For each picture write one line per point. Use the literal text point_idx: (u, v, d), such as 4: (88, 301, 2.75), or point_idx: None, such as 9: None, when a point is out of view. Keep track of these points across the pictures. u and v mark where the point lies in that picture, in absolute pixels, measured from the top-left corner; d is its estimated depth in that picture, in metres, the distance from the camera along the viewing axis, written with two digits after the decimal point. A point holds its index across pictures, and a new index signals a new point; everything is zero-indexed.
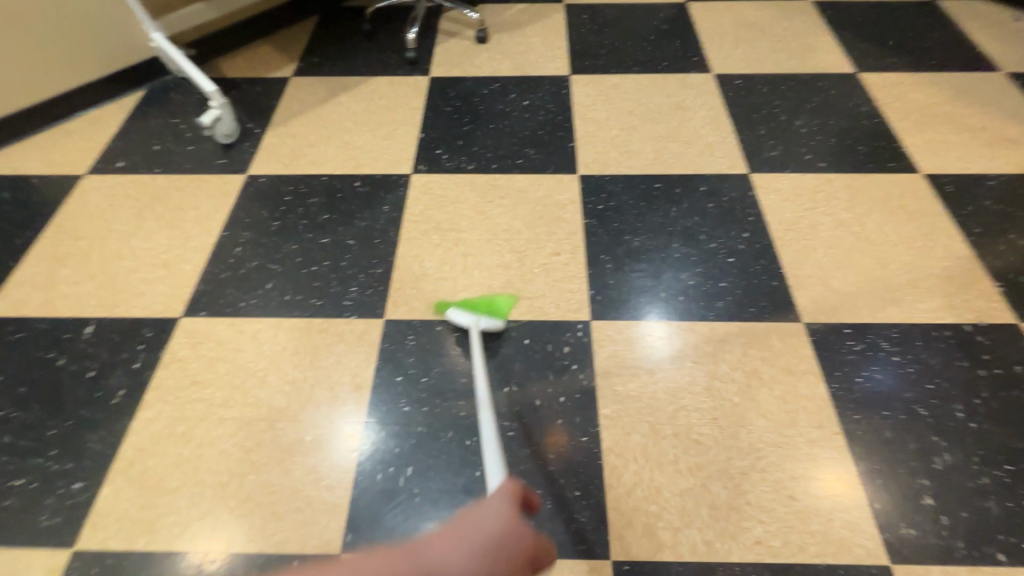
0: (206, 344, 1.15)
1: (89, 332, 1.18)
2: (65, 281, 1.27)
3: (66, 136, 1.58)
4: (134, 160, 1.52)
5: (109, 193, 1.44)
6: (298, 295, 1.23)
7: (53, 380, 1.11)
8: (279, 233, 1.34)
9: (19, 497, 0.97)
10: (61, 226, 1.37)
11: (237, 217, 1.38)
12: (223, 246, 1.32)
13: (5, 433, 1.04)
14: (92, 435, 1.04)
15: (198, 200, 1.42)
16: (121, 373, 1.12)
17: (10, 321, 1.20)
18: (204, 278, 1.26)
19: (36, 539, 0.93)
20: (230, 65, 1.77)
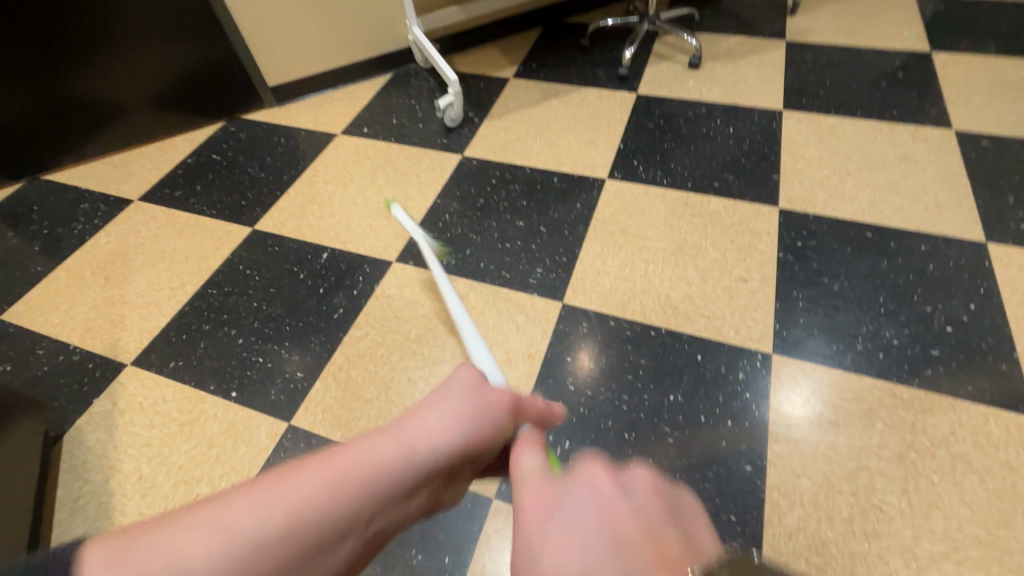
0: (410, 289, 1.33)
1: (324, 257, 1.42)
2: (313, 213, 1.55)
3: (331, 102, 1.93)
4: (376, 129, 1.80)
5: (354, 151, 1.73)
6: (490, 265, 1.36)
7: (293, 288, 1.36)
8: (482, 209, 1.50)
9: (258, 371, 1.21)
10: (316, 170, 1.68)
11: (449, 188, 1.57)
12: (435, 211, 1.51)
13: (255, 320, 1.30)
14: (315, 338, 1.26)
15: (420, 169, 1.64)
16: (342, 295, 1.34)
17: (271, 236, 1.49)
18: (416, 234, 1.46)
19: (265, 406, 1.15)
20: (463, 62, 2.02)
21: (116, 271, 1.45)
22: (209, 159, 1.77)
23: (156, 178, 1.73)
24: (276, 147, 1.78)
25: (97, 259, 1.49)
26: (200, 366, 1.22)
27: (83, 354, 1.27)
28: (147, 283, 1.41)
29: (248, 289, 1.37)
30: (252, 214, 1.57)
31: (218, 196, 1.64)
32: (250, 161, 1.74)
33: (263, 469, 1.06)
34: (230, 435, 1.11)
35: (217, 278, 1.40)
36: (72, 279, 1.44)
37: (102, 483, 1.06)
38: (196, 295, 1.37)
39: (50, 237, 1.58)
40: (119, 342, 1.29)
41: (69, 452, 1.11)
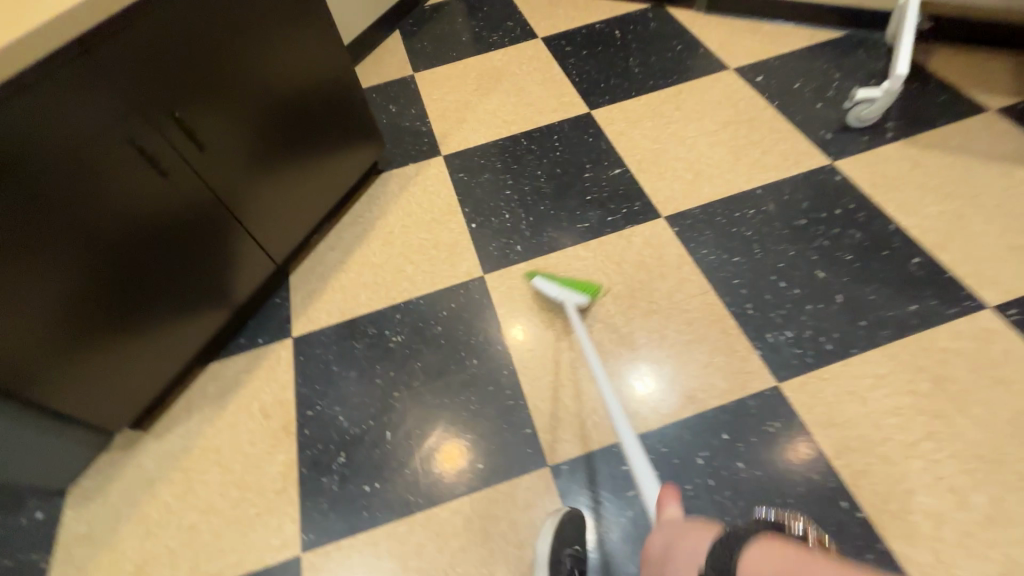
0: (652, 251, 1.23)
1: (615, 173, 1.41)
2: (641, 128, 1.50)
3: (753, 34, 1.72)
4: (770, 83, 1.55)
5: (727, 94, 1.54)
6: (743, 288, 1.14)
7: (572, 181, 1.41)
8: (794, 231, 1.21)
9: (498, 223, 1.36)
10: (679, 91, 1.58)
11: (781, 187, 1.30)
12: (745, 199, 1.29)
13: (527, 184, 1.43)
14: (550, 231, 1.32)
15: (772, 148, 1.38)
16: (599, 214, 1.33)
17: (595, 126, 1.53)
18: (704, 207, 1.29)
19: (479, 251, 1.31)
20: (944, 60, 1.48)
21: (486, 85, 1.73)
22: (611, 33, 1.83)
23: (565, 27, 1.89)
24: (668, 51, 1.72)
25: (484, 69, 1.79)
26: (472, 189, 1.44)
27: (428, 130, 1.62)
28: (494, 106, 1.65)
29: (544, 157, 1.48)
30: (599, 99, 1.61)
31: (590, 68, 1.72)
32: (638, 52, 1.74)
33: (443, 289, 1.24)
34: (447, 250, 1.32)
35: (533, 134, 1.55)
36: (461, 73, 1.79)
37: (373, 217, 1.42)
38: (512, 137, 1.55)
39: (475, 35, 1.95)
40: (449, 137, 1.59)
41: (376, 185, 1.50)
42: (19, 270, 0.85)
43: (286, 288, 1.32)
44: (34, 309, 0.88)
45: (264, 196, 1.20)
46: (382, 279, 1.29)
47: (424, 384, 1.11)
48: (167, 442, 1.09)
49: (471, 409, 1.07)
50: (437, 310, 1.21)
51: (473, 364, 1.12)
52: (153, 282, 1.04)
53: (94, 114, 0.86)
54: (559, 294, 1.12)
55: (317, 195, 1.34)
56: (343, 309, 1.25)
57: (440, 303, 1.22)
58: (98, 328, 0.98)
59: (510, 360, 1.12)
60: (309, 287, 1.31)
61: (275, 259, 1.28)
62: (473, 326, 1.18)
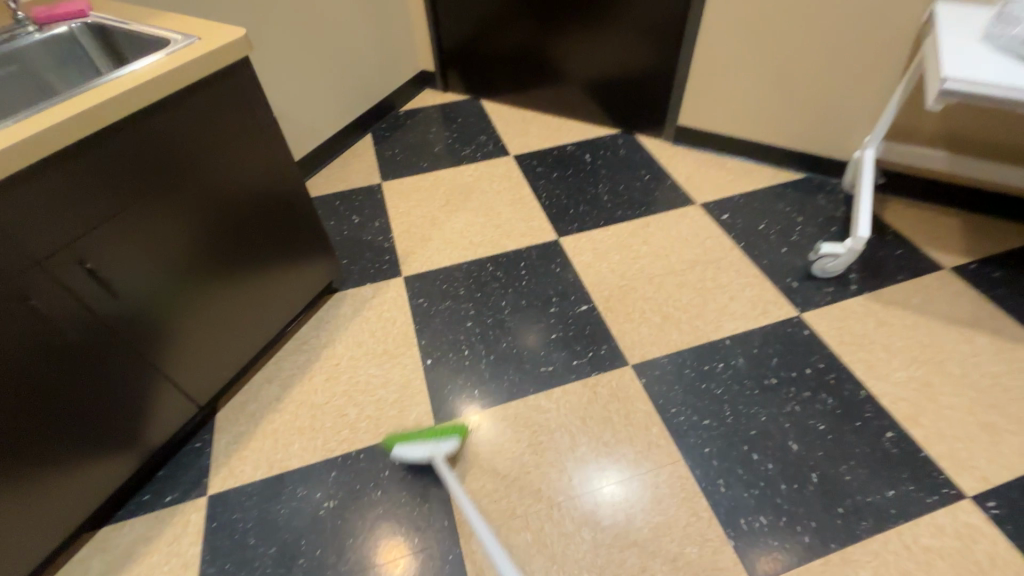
0: (618, 405, 1.15)
1: (581, 310, 1.35)
2: (609, 261, 1.47)
3: (718, 169, 1.77)
4: (735, 222, 1.57)
5: (695, 231, 1.55)
6: (713, 458, 1.06)
7: (537, 316, 1.35)
8: (765, 392, 1.16)
9: (456, 361, 1.26)
10: (647, 224, 1.58)
11: (750, 339, 1.26)
12: (714, 350, 1.24)
13: (490, 316, 1.35)
14: (511, 373, 1.23)
15: (741, 295, 1.36)
16: (563, 357, 1.25)
17: (563, 256, 1.49)
18: (673, 356, 1.23)
19: (432, 394, 1.20)
20: (898, 214, 1.54)
21: (455, 201, 1.70)
22: (582, 156, 1.86)
23: (537, 147, 1.92)
24: (637, 180, 1.75)
25: (454, 183, 1.77)
26: (430, 318, 1.35)
27: (390, 246, 1.56)
28: (461, 226, 1.61)
29: (509, 286, 1.42)
30: (568, 225, 1.59)
31: (560, 192, 1.72)
32: (607, 179, 1.76)
33: (388, 442, 1.12)
34: (397, 391, 1.20)
35: (500, 259, 1.50)
36: (431, 187, 1.76)
37: (320, 345, 1.31)
38: (478, 261, 1.50)
39: (448, 148, 1.95)
40: (412, 256, 1.53)
41: (328, 307, 1.40)
42: None
43: (209, 429, 1.16)
44: None
45: (210, 316, 1.10)
46: (321, 424, 1.15)
47: (354, 568, 0.95)
48: None
49: None
50: (379, 469, 1.08)
51: (414, 543, 0.98)
52: (60, 420, 0.90)
53: (17, 247, 0.77)
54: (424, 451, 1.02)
55: (256, 324, 1.22)
56: (271, 461, 1.10)
57: (383, 461, 1.09)
58: None
59: (455, 541, 0.98)
60: (236, 429, 1.16)
61: (201, 399, 1.14)
62: (417, 492, 1.05)
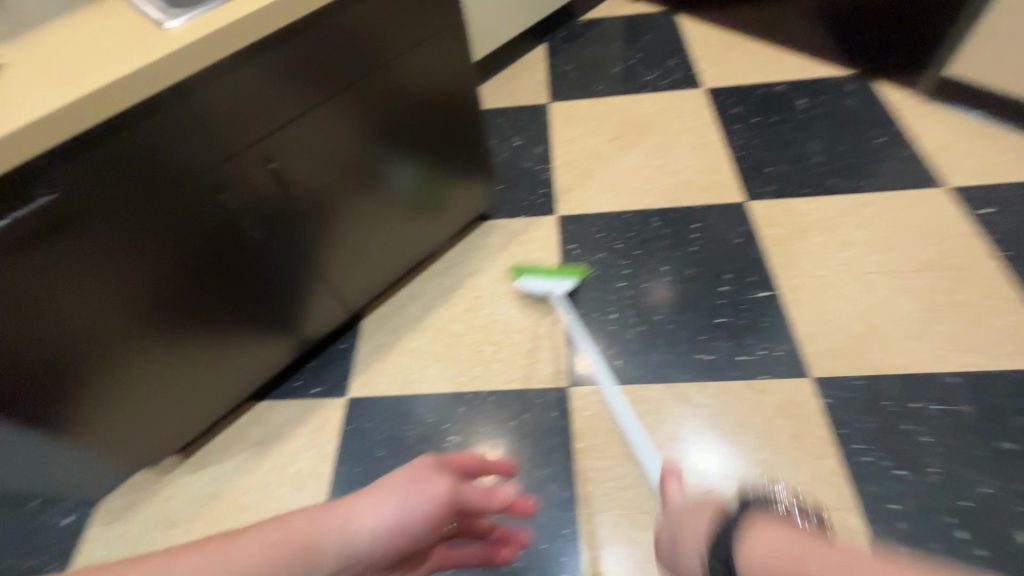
0: (785, 421, 0.97)
1: (759, 295, 1.14)
2: (806, 242, 1.21)
3: (990, 142, 1.32)
4: (1000, 221, 1.18)
5: (935, 223, 1.20)
6: (901, 520, 0.86)
7: (703, 291, 1.17)
8: (994, 458, 0.90)
9: (602, 322, 1.15)
10: (867, 203, 1.25)
11: (987, 383, 0.97)
12: (930, 385, 0.98)
13: (648, 280, 1.20)
14: (662, 352, 1.10)
15: (985, 321, 1.04)
16: (726, 347, 1.08)
17: (747, 224, 1.26)
18: (870, 380, 1.00)
19: (571, 353, 1.11)
20: None
21: (628, 136, 1.49)
22: (794, 100, 1.50)
23: (738, 82, 1.59)
24: (863, 142, 1.38)
25: (630, 114, 1.55)
26: (581, 268, 1.24)
27: (549, 178, 1.43)
28: (630, 166, 1.42)
29: (675, 249, 1.24)
30: (760, 188, 1.32)
31: (757, 143, 1.42)
32: (824, 135, 1.41)
33: (520, 393, 1.07)
34: (535, 339, 1.14)
35: (670, 215, 1.30)
36: (602, 114, 1.56)
37: (465, 272, 1.27)
38: (643, 212, 1.32)
39: (628, 69, 1.70)
40: (570, 193, 1.39)
41: (477, 233, 1.34)
42: (99, 283, 0.77)
43: (355, 333, 1.21)
44: (88, 329, 0.79)
45: (370, 227, 1.09)
46: (456, 356, 1.14)
47: None
48: (200, 480, 1.04)
49: (514, 566, 0.90)
50: (506, 419, 1.05)
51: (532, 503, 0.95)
52: (232, 301, 0.95)
53: (216, 136, 0.77)
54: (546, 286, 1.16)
55: (411, 241, 1.20)
56: (406, 381, 1.12)
57: (511, 412, 1.05)
58: (171, 341, 0.90)
59: (571, 515, 0.93)
60: (378, 340, 1.19)
61: (354, 305, 1.17)
62: (539, 452, 1.01)
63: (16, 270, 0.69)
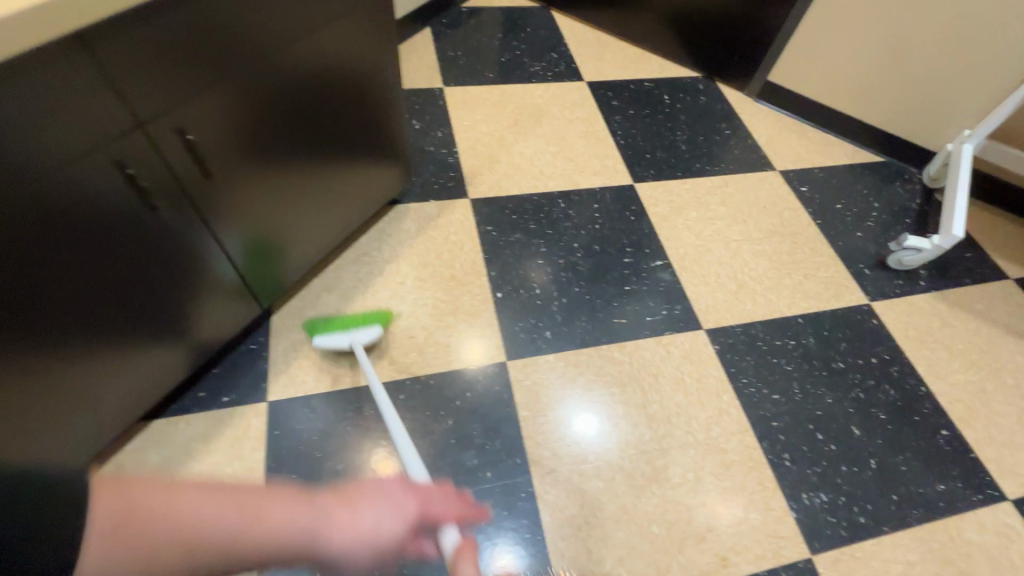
0: (691, 369, 1.14)
1: (656, 264, 1.30)
2: (686, 217, 1.41)
3: (800, 136, 1.67)
4: (814, 197, 1.51)
5: (773, 198, 1.49)
6: (781, 433, 1.08)
7: (610, 263, 1.29)
8: (833, 375, 1.17)
9: (527, 298, 1.21)
10: (725, 184, 1.50)
11: (822, 320, 1.26)
12: (786, 326, 1.23)
13: (562, 257, 1.29)
14: (585, 320, 1.19)
15: (814, 274, 1.34)
16: (636, 311, 1.22)
17: (638, 203, 1.42)
18: (747, 327, 1.22)
19: (503, 330, 1.15)
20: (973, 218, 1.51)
21: (525, 123, 1.56)
22: (660, 96, 1.72)
23: (612, 77, 1.76)
24: (715, 133, 1.64)
25: (523, 101, 1.62)
26: (500, 249, 1.28)
27: (455, 162, 1.43)
28: (531, 151, 1.49)
29: (582, 226, 1.35)
30: (644, 171, 1.50)
31: (636, 132, 1.60)
32: (686, 126, 1.64)
33: (459, 371, 1.08)
34: (466, 320, 1.15)
35: (572, 196, 1.41)
36: (497, 101, 1.61)
37: (382, 259, 1.22)
38: (549, 194, 1.40)
39: (514, 59, 1.77)
40: (477, 176, 1.41)
41: (390, 218, 1.30)
42: None
43: (265, 331, 1.09)
44: None
45: (283, 213, 0.99)
46: (387, 344, 1.10)
47: None
48: None
49: (479, 537, 0.92)
50: (449, 400, 1.05)
51: (489, 476, 0.98)
52: (126, 300, 0.80)
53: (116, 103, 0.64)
54: (345, 338, 1.03)
55: (325, 228, 1.11)
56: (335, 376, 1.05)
57: (453, 392, 1.06)
58: (45, 352, 0.73)
59: (525, 480, 0.98)
60: (294, 336, 1.09)
61: (263, 300, 1.06)
62: (486, 426, 1.03)
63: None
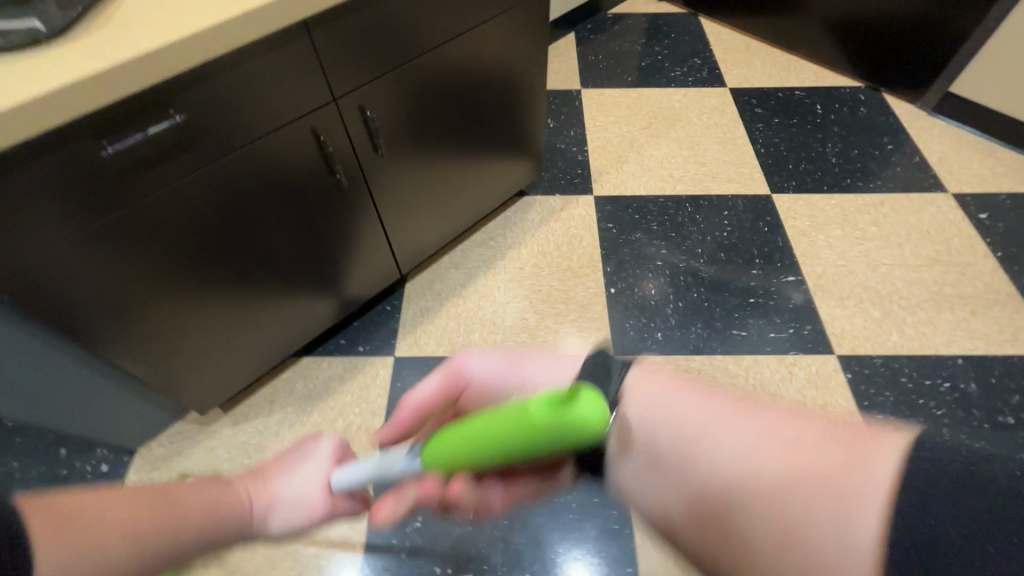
0: (817, 394, 1.05)
1: (787, 279, 1.22)
2: (828, 234, 1.30)
3: (986, 155, 1.45)
4: (997, 225, 1.30)
5: (940, 223, 1.31)
6: None
7: (735, 272, 1.24)
8: (998, 429, 1.00)
9: (641, 296, 1.20)
10: (880, 202, 1.36)
11: (991, 365, 1.08)
12: (941, 366, 1.08)
13: (683, 260, 1.26)
14: (700, 326, 1.16)
15: (986, 312, 1.16)
16: (759, 325, 1.15)
17: (773, 214, 1.34)
18: (891, 360, 1.09)
19: (613, 325, 1.16)
20: None
21: (659, 126, 1.55)
22: (812, 105, 1.60)
23: (759, 84, 1.68)
24: (876, 147, 1.49)
25: (660, 105, 1.62)
26: (619, 246, 1.29)
27: (584, 160, 1.47)
28: (662, 154, 1.48)
29: (708, 233, 1.31)
30: (784, 182, 1.41)
31: (779, 141, 1.51)
32: (839, 138, 1.51)
33: None
34: (578, 310, 1.18)
35: (701, 202, 1.37)
36: (633, 104, 1.62)
37: (506, 244, 1.30)
38: (677, 197, 1.38)
39: (655, 64, 1.76)
40: (605, 175, 1.44)
41: (517, 207, 1.37)
42: (195, 212, 0.77)
43: (399, 296, 1.22)
44: (176, 258, 0.79)
45: (429, 191, 1.10)
46: (501, 322, 1.17)
47: None
48: (245, 432, 1.04)
49: (569, 516, 0.94)
50: None
51: None
52: (302, 248, 0.96)
53: (321, 80, 0.78)
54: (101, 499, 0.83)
55: (462, 209, 1.21)
56: (453, 344, 1.14)
57: None
58: (241, 281, 0.90)
59: None
60: (422, 303, 1.21)
61: (402, 268, 1.18)
62: None
63: (133, 188, 0.69)
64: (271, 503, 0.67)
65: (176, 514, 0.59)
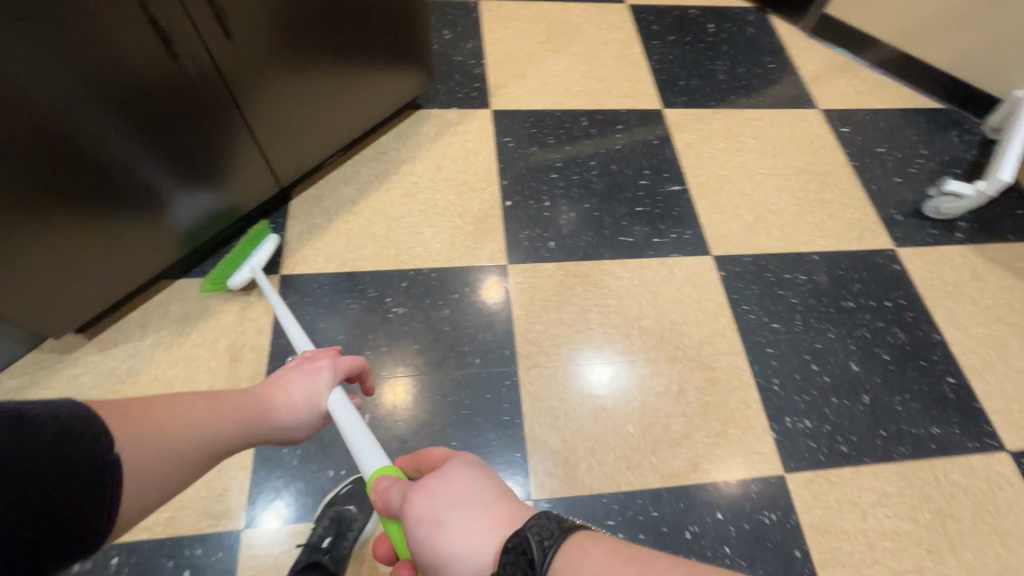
0: (693, 291, 1.14)
1: (672, 188, 1.28)
2: (711, 147, 1.37)
3: (853, 75, 1.57)
4: (855, 138, 1.43)
5: (809, 136, 1.42)
6: (774, 359, 1.07)
7: (626, 183, 1.28)
8: (841, 313, 1.14)
9: (537, 208, 1.22)
10: (759, 118, 1.44)
11: (839, 259, 1.21)
12: (799, 261, 1.20)
13: (577, 172, 1.28)
14: (591, 234, 1.20)
15: (839, 214, 1.28)
16: (645, 231, 1.21)
17: (663, 128, 1.38)
18: (758, 258, 1.19)
19: (508, 235, 1.17)
20: None
21: (557, 41, 1.52)
22: (705, 25, 1.64)
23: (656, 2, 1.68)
24: (759, 66, 1.56)
25: (559, 20, 1.58)
26: (514, 160, 1.28)
27: (481, 74, 1.43)
28: (560, 69, 1.46)
29: (601, 146, 1.33)
30: (674, 98, 1.45)
31: (672, 58, 1.54)
32: (727, 57, 1.57)
33: (462, 269, 1.12)
34: (474, 223, 1.18)
35: (596, 116, 1.38)
36: (532, 18, 1.57)
37: (399, 159, 1.25)
38: (573, 112, 1.38)
39: None
40: (502, 89, 1.40)
41: (411, 121, 1.32)
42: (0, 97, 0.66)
43: (284, 213, 1.15)
44: None
45: (307, 98, 1.02)
46: (395, 237, 1.14)
47: (417, 369, 1.01)
48: (113, 359, 0.97)
49: (462, 413, 0.98)
50: (449, 292, 1.09)
51: (479, 364, 1.02)
52: (157, 155, 0.86)
53: None
54: None
55: (348, 121, 1.14)
56: (343, 260, 1.11)
57: (454, 285, 1.10)
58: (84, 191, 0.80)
59: (511, 372, 1.02)
60: (310, 220, 1.15)
61: (284, 183, 1.11)
62: (482, 321, 1.07)
63: None
64: (293, 401, 0.66)
65: (192, 426, 0.52)
